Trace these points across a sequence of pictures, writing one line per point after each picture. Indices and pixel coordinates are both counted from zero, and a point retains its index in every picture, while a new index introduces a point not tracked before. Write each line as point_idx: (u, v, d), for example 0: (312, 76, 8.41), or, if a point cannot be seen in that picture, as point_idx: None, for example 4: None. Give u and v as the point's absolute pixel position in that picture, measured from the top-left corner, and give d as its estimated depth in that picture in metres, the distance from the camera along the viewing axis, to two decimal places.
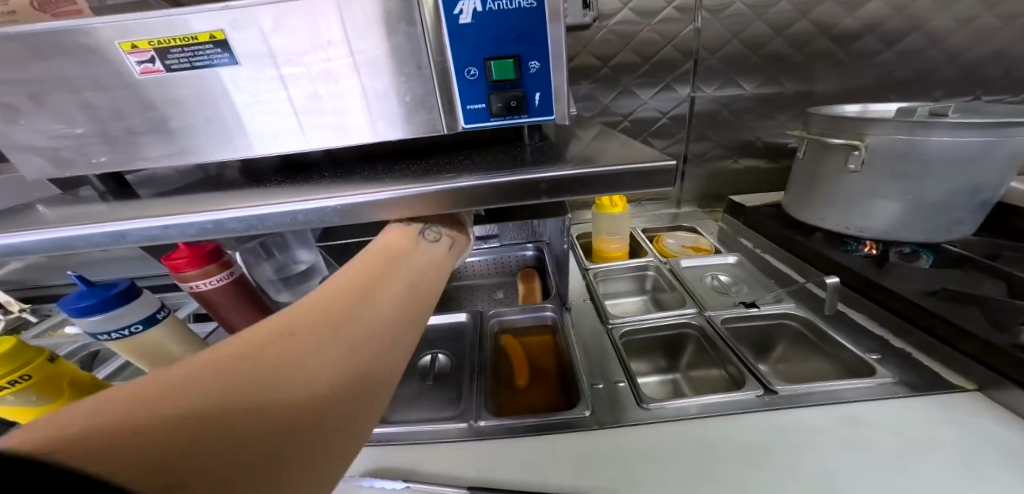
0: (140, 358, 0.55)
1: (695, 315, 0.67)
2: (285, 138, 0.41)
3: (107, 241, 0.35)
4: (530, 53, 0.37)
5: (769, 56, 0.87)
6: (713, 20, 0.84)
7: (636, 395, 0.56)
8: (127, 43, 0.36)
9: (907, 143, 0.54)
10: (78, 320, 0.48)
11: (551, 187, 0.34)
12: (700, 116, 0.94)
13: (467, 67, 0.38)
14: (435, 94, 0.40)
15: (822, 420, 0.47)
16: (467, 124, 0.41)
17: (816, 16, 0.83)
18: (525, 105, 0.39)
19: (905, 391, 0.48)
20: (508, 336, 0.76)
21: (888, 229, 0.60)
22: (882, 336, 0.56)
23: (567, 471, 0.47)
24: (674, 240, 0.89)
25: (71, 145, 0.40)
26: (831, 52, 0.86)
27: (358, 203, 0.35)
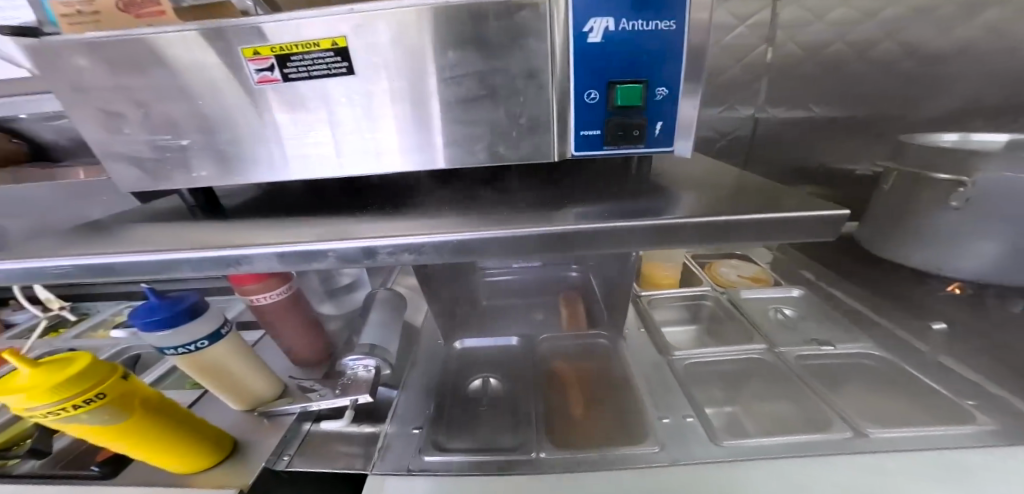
0: (204, 375, 0.55)
1: (763, 351, 0.64)
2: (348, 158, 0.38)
3: (216, 266, 0.34)
4: (658, 78, 0.34)
5: (844, 77, 0.86)
6: (787, 42, 0.84)
7: (706, 432, 0.53)
8: (249, 50, 0.34)
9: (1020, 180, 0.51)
10: (149, 334, 0.48)
11: (674, 230, 0.33)
12: (763, 138, 0.94)
13: (588, 90, 0.35)
14: (547, 117, 0.37)
15: (921, 469, 0.42)
16: (577, 151, 0.38)
17: (901, 36, 0.81)
18: (645, 134, 0.37)
19: (1005, 440, 0.44)
20: (560, 359, 0.74)
21: (987, 273, 0.60)
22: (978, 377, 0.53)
23: None
24: (729, 268, 0.86)
25: (175, 156, 0.39)
26: (910, 73, 0.85)
27: (481, 238, 0.34)
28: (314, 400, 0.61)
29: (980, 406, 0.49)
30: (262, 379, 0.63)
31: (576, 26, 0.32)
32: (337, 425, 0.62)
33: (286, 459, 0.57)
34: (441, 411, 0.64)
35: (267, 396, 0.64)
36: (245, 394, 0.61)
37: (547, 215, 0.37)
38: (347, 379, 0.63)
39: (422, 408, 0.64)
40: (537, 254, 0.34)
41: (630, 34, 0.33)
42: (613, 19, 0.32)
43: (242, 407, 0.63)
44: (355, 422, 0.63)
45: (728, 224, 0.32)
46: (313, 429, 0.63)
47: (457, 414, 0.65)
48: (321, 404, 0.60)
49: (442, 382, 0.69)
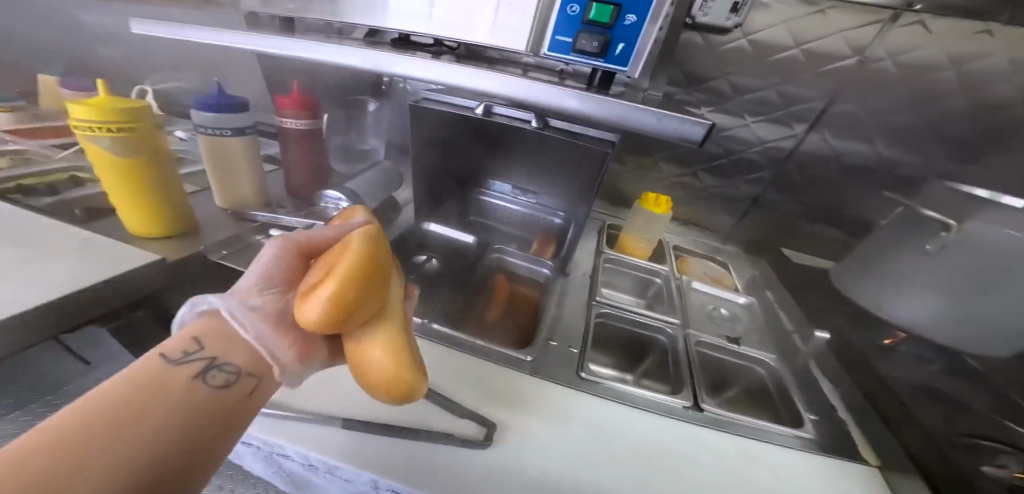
0: (215, 161, 0.72)
1: (674, 326, 0.66)
2: (401, 19, 0.55)
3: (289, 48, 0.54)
4: (629, 6, 0.42)
5: (927, 116, 0.78)
6: (885, 59, 0.77)
7: (577, 362, 0.59)
8: None
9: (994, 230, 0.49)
10: (198, 113, 0.66)
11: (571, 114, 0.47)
12: (801, 160, 0.89)
13: (571, 4, 0.44)
14: (536, 18, 0.46)
15: (723, 447, 0.47)
16: (551, 52, 0.48)
17: None
18: (605, 51, 0.45)
19: (817, 450, 0.47)
20: (502, 275, 0.80)
21: (926, 323, 0.56)
22: (842, 410, 0.53)
23: (485, 395, 0.51)
24: (698, 265, 0.86)
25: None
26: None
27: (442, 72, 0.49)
28: (280, 216, 0.73)
29: (818, 422, 0.51)
30: (251, 186, 0.78)
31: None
32: (281, 239, 0.70)
33: (224, 253, 0.66)
34: None
35: (247, 203, 0.79)
36: (234, 192, 0.77)
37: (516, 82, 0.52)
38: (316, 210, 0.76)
39: None
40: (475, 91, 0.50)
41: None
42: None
43: (222, 205, 0.78)
44: None
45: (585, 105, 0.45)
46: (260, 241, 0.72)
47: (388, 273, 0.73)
48: (290, 220, 0.72)
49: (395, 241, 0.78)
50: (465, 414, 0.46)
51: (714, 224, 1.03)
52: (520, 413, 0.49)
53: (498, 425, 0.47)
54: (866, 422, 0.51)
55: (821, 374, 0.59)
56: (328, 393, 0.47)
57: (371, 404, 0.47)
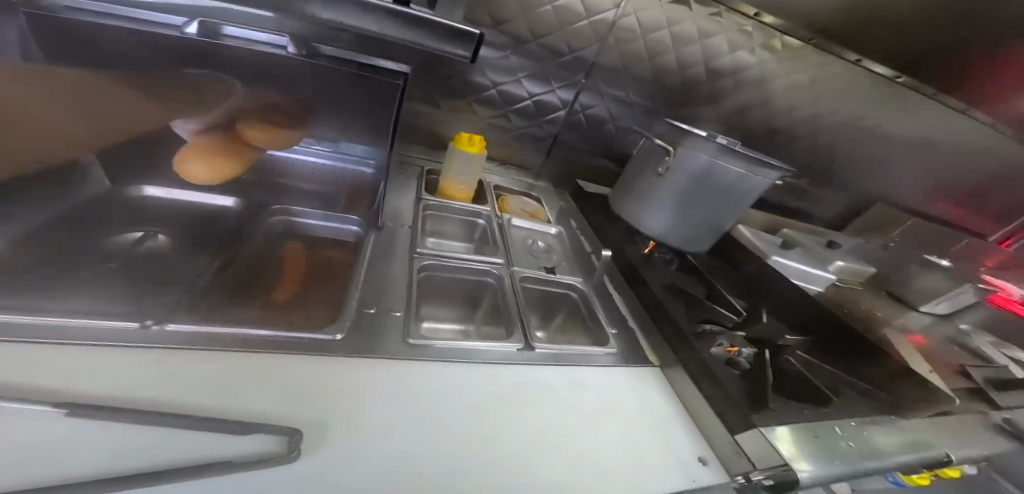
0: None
1: (500, 267, 0.68)
2: None
3: None
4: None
5: (660, 67, 0.99)
6: (631, 15, 0.91)
7: (405, 328, 0.51)
8: None
9: (702, 157, 0.63)
10: None
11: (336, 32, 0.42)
12: (585, 102, 1.01)
13: None
14: None
15: (553, 379, 0.52)
16: None
17: (708, 45, 0.98)
18: None
19: (619, 362, 0.58)
20: (297, 241, 0.62)
21: (663, 233, 0.72)
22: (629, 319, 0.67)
23: (287, 392, 0.38)
24: (517, 201, 0.89)
25: None
26: (706, 80, 1.03)
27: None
28: None
29: (618, 335, 0.62)
30: None
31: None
32: None
33: None
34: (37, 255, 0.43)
35: None
36: None
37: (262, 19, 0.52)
38: None
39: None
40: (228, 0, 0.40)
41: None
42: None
43: None
44: None
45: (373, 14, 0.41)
46: None
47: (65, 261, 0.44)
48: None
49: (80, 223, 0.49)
50: (257, 427, 0.32)
51: (527, 162, 1.07)
52: (344, 401, 0.39)
53: (308, 426, 0.35)
54: (642, 321, 0.66)
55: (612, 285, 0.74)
56: None
57: (54, 457, 0.27)
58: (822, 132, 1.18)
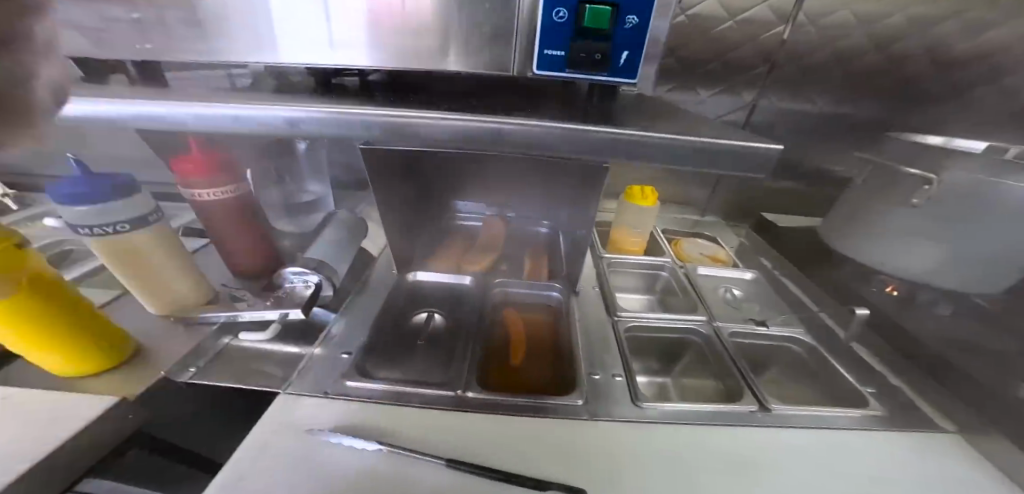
0: (139, 262, 0.55)
1: (703, 323, 0.66)
2: (295, 53, 0.38)
3: (145, 121, 0.34)
4: (630, 5, 0.33)
5: (856, 71, 0.86)
6: (808, 24, 0.83)
7: (630, 391, 0.56)
8: None
9: (993, 185, 0.48)
10: (64, 209, 0.46)
11: (617, 142, 0.32)
12: (756, 125, 0.95)
13: (557, 7, 0.34)
14: (512, 29, 0.36)
15: (804, 443, 0.47)
16: (539, 70, 0.37)
17: (927, 36, 0.80)
18: (607, 62, 0.36)
19: (886, 425, 0.50)
20: (510, 309, 0.74)
21: (925, 273, 0.59)
22: (882, 374, 0.58)
23: (560, 462, 0.44)
24: (693, 246, 0.86)
25: (123, 27, 0.38)
26: (931, 76, 0.83)
27: (408, 124, 0.33)
28: (242, 311, 0.60)
29: (876, 395, 0.54)
30: (186, 278, 0.61)
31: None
32: (256, 339, 0.60)
33: (192, 371, 0.53)
34: (375, 342, 0.63)
35: (189, 301, 0.63)
36: (162, 294, 0.60)
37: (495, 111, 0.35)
38: (283, 292, 0.64)
39: (357, 335, 0.63)
40: (462, 146, 0.33)
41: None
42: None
43: (157, 310, 0.62)
44: (276, 340, 0.61)
45: (644, 140, 0.32)
46: (233, 343, 0.60)
47: (393, 346, 0.64)
48: (249, 315, 0.59)
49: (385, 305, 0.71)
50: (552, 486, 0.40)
51: (690, 197, 1.05)
52: (610, 462, 0.45)
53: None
54: (912, 378, 0.57)
55: (854, 344, 0.64)
56: None
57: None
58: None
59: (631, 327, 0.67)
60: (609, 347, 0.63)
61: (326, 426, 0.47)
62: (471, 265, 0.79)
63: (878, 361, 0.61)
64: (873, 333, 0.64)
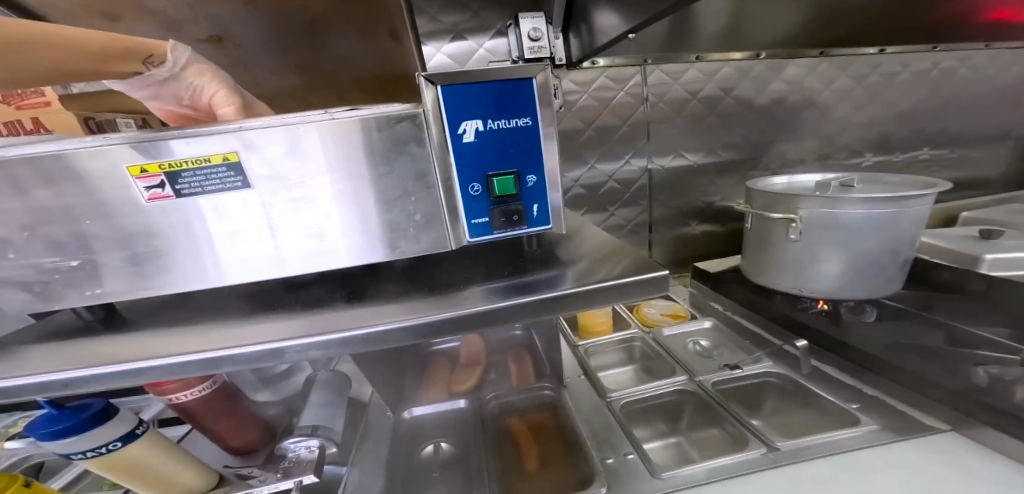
0: (113, 475, 0.52)
1: (687, 382, 0.72)
2: (259, 271, 0.44)
3: (124, 379, 0.36)
4: (527, 169, 0.44)
5: (709, 126, 1.11)
6: (659, 100, 1.05)
7: (646, 465, 0.58)
8: (136, 168, 0.38)
9: (831, 212, 0.65)
10: (48, 444, 0.47)
11: (564, 300, 0.40)
12: (660, 184, 1.13)
13: (471, 184, 0.43)
14: (441, 212, 0.44)
15: (821, 471, 0.51)
16: (472, 236, 0.45)
17: (738, 93, 1.09)
18: (524, 216, 0.45)
19: (890, 436, 0.54)
20: (515, 417, 0.76)
21: (833, 289, 0.70)
22: (856, 385, 0.65)
23: None
24: (652, 308, 0.96)
25: (61, 277, 0.42)
26: (756, 119, 1.13)
27: (387, 330, 0.37)
28: (255, 486, 0.55)
29: (862, 409, 0.60)
30: (191, 470, 0.59)
31: (451, 130, 0.41)
32: None
33: None
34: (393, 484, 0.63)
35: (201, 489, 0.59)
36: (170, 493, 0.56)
37: (457, 297, 0.42)
38: (290, 461, 0.59)
39: (375, 482, 0.64)
40: (447, 335, 0.39)
41: (495, 133, 0.42)
42: (480, 122, 0.41)
43: None
44: None
45: (583, 294, 0.40)
46: None
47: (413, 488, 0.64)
48: (263, 489, 0.55)
49: (392, 446, 0.71)
50: None
51: None
52: None
53: None
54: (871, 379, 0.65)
55: (820, 364, 0.71)
56: None
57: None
58: (879, 97, 1.19)
59: (627, 406, 0.71)
60: (616, 426, 0.67)
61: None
62: (459, 385, 0.81)
63: (839, 371, 0.69)
64: (827, 351, 0.71)
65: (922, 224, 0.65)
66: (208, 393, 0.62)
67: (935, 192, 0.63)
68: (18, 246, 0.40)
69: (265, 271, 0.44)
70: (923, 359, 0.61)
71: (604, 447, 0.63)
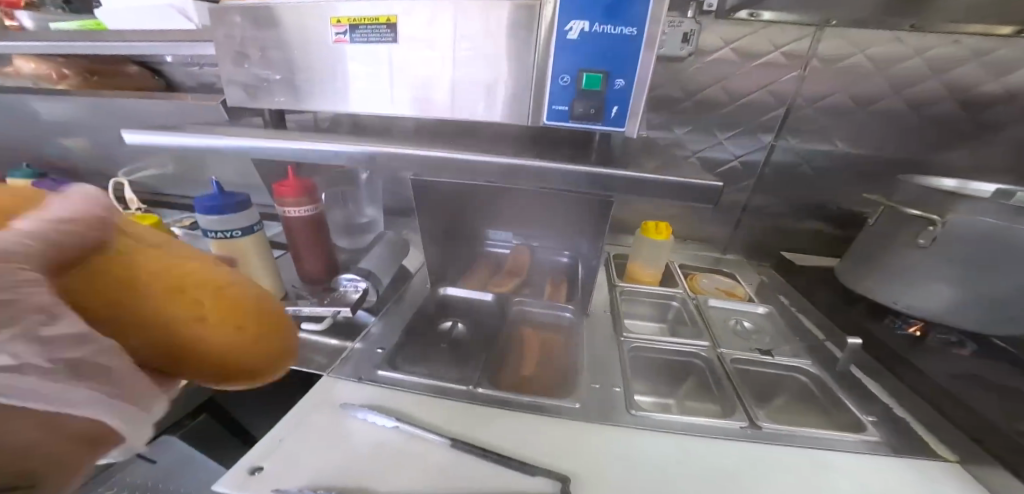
0: (222, 255, 0.66)
1: (706, 348, 0.69)
2: (380, 104, 0.53)
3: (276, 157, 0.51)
4: (617, 71, 0.44)
5: (875, 115, 0.88)
6: (823, 66, 0.86)
7: (626, 401, 0.60)
8: (335, 18, 0.50)
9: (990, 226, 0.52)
10: (202, 216, 0.63)
11: (604, 179, 0.44)
12: (775, 165, 0.96)
13: (562, 75, 0.45)
14: (531, 93, 0.48)
15: (788, 459, 0.49)
16: (550, 121, 0.48)
17: (949, 77, 0.84)
18: (602, 113, 0.46)
19: (882, 449, 0.49)
20: (529, 327, 0.82)
21: (939, 311, 0.59)
22: (888, 403, 0.55)
23: (574, 462, 0.49)
24: (708, 281, 0.89)
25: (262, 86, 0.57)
26: (952, 116, 0.87)
27: (471, 163, 0.46)
28: (302, 306, 0.71)
29: (877, 423, 0.52)
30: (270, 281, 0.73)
31: (559, 26, 0.43)
32: (315, 329, 0.71)
33: None
34: (404, 343, 0.74)
35: (272, 298, 0.74)
36: None
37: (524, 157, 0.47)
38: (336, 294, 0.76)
39: (390, 338, 0.73)
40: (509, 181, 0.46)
41: (598, 37, 0.43)
42: (587, 23, 0.42)
43: None
44: (328, 331, 0.72)
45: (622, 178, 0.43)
46: (295, 332, 0.71)
47: (421, 345, 0.76)
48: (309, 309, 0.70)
49: (420, 309, 0.82)
50: (537, 471, 0.47)
51: (712, 236, 1.06)
52: (597, 461, 0.49)
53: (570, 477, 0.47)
54: (904, 402, 0.55)
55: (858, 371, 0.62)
56: (398, 468, 0.48)
57: (449, 476, 0.47)
58: None
59: (638, 354, 0.72)
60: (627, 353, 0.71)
61: (357, 404, 0.57)
62: (499, 286, 0.89)
63: (871, 383, 0.59)
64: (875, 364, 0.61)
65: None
66: (309, 218, 0.77)
67: None
68: (252, 62, 0.56)
69: (381, 106, 0.53)
70: (991, 400, 0.50)
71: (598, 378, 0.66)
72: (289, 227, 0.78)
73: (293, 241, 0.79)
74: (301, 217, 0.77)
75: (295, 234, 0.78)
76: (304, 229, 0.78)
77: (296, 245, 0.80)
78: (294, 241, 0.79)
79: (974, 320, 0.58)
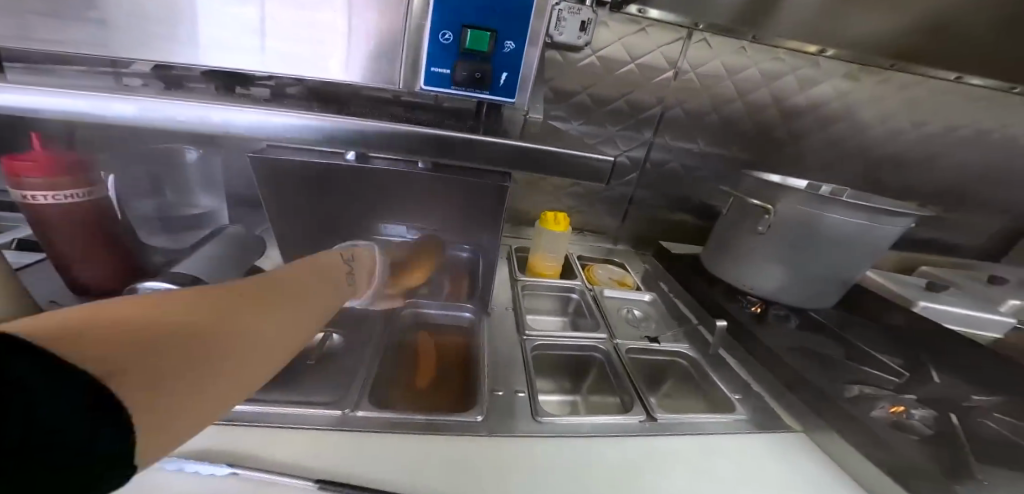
0: None
1: (604, 341, 0.71)
2: (248, 57, 0.41)
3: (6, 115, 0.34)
4: (506, 32, 0.40)
5: (728, 121, 1.01)
6: (692, 69, 0.94)
7: (530, 406, 0.57)
8: None
9: (810, 214, 0.61)
10: None
11: (486, 156, 0.39)
12: (655, 161, 1.04)
13: (442, 30, 0.39)
14: (406, 48, 0.41)
15: (678, 448, 0.52)
16: (428, 85, 0.41)
17: (774, 87, 0.99)
18: (489, 81, 0.41)
19: (750, 427, 0.55)
20: (424, 333, 0.73)
21: (775, 291, 0.70)
22: (747, 380, 0.64)
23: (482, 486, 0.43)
24: (604, 270, 0.93)
25: None
26: (785, 122, 1.03)
27: (334, 129, 0.37)
28: None
29: (743, 401, 0.60)
30: None
31: None
32: None
33: None
34: None
35: None
36: None
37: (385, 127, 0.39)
38: None
39: None
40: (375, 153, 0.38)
41: None
42: None
43: None
44: None
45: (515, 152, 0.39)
46: None
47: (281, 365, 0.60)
48: None
49: None
50: None
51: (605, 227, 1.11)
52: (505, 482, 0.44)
53: None
54: (758, 374, 0.64)
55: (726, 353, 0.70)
56: None
57: None
58: (921, 136, 1.09)
59: (541, 353, 0.70)
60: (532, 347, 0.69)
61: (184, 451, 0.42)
62: None
63: (735, 362, 0.68)
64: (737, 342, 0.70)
65: (887, 250, 0.63)
66: (74, 206, 0.54)
67: (914, 217, 0.60)
68: None
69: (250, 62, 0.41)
70: (816, 365, 0.62)
71: (500, 382, 0.61)
72: (37, 217, 0.53)
73: (48, 234, 0.55)
74: (60, 204, 0.53)
75: (51, 226, 0.54)
76: (68, 221, 0.55)
77: (55, 241, 0.56)
78: (51, 236, 0.55)
79: (801, 299, 0.71)
